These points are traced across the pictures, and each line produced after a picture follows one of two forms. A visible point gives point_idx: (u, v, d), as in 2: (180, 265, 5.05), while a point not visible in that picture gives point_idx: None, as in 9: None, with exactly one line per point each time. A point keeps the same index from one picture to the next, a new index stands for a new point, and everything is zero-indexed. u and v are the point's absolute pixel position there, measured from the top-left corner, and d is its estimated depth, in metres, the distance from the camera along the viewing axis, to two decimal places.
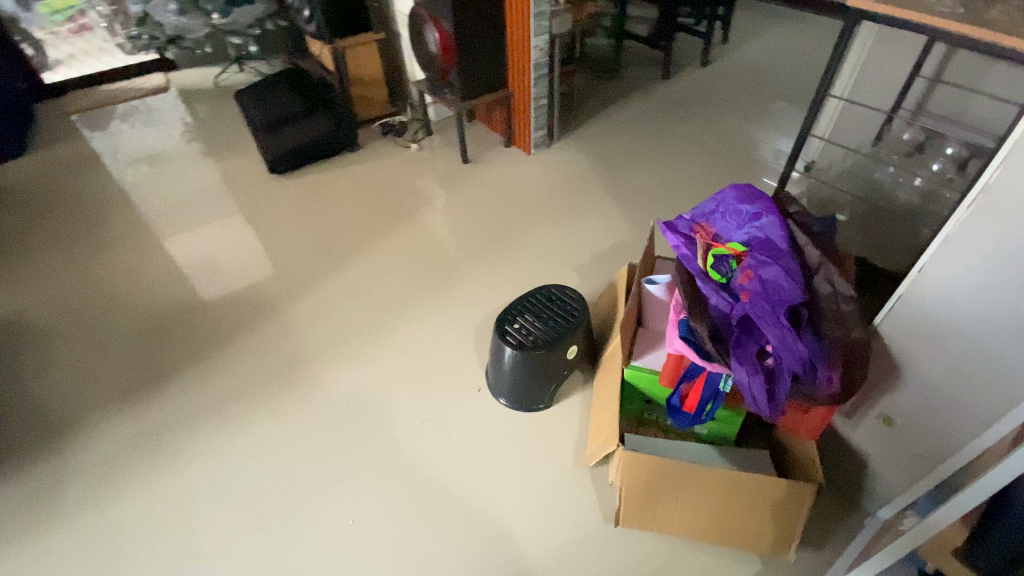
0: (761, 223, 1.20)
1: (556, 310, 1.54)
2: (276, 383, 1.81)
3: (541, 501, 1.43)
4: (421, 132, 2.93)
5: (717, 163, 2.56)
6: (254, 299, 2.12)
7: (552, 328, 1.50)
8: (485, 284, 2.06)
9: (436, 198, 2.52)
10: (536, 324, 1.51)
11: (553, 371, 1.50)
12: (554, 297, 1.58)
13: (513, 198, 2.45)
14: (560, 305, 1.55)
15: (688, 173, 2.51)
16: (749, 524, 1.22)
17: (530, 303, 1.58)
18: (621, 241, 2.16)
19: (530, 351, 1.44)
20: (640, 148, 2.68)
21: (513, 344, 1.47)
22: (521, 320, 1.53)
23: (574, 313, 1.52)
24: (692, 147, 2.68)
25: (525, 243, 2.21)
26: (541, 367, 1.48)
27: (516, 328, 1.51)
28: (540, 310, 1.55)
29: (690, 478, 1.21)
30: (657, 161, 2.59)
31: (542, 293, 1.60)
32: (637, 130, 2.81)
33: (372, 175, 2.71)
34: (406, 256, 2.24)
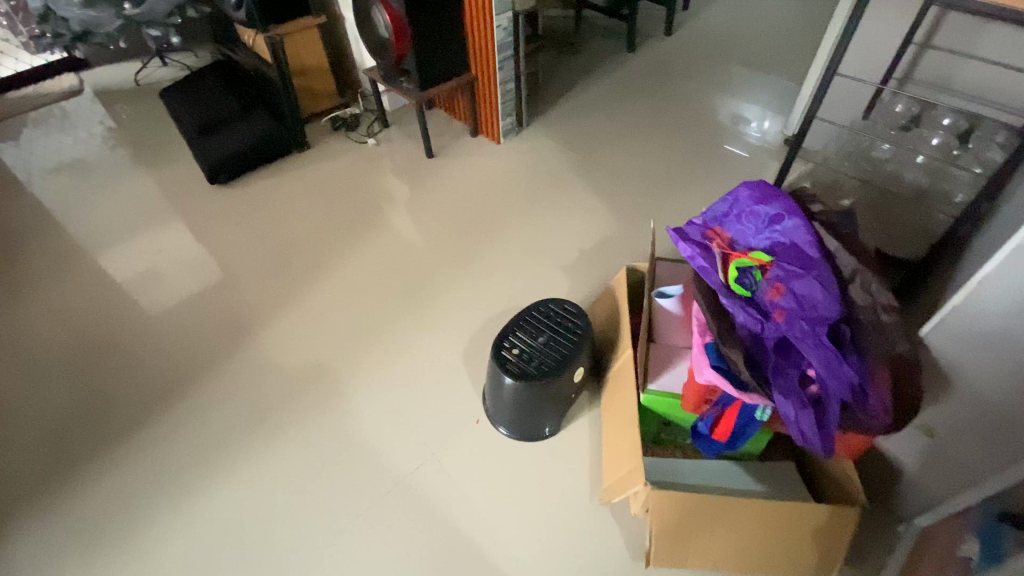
0: (784, 227, 1.08)
1: (555, 329, 1.39)
2: (246, 434, 1.60)
3: (561, 546, 1.30)
4: (377, 124, 2.67)
5: (698, 141, 2.42)
6: (209, 332, 1.87)
7: (554, 351, 1.35)
8: (467, 294, 1.88)
9: (403, 198, 2.29)
10: (536, 348, 1.36)
11: (557, 397, 1.36)
12: (551, 313, 1.42)
13: (487, 193, 2.26)
14: (560, 323, 1.40)
15: (669, 154, 2.37)
16: (789, 557, 1.11)
17: (525, 321, 1.41)
18: (607, 235, 2.01)
19: (532, 381, 1.29)
20: (615, 130, 2.52)
21: (513, 373, 1.31)
22: (518, 343, 1.37)
23: (576, 332, 1.38)
24: (670, 124, 2.53)
25: (505, 244, 2.04)
26: (545, 395, 1.33)
27: (514, 353, 1.35)
28: (538, 330, 1.39)
29: (723, 512, 1.10)
30: (635, 143, 2.43)
31: (537, 309, 1.44)
32: (610, 110, 2.64)
33: (329, 178, 2.45)
34: (376, 268, 2.03)
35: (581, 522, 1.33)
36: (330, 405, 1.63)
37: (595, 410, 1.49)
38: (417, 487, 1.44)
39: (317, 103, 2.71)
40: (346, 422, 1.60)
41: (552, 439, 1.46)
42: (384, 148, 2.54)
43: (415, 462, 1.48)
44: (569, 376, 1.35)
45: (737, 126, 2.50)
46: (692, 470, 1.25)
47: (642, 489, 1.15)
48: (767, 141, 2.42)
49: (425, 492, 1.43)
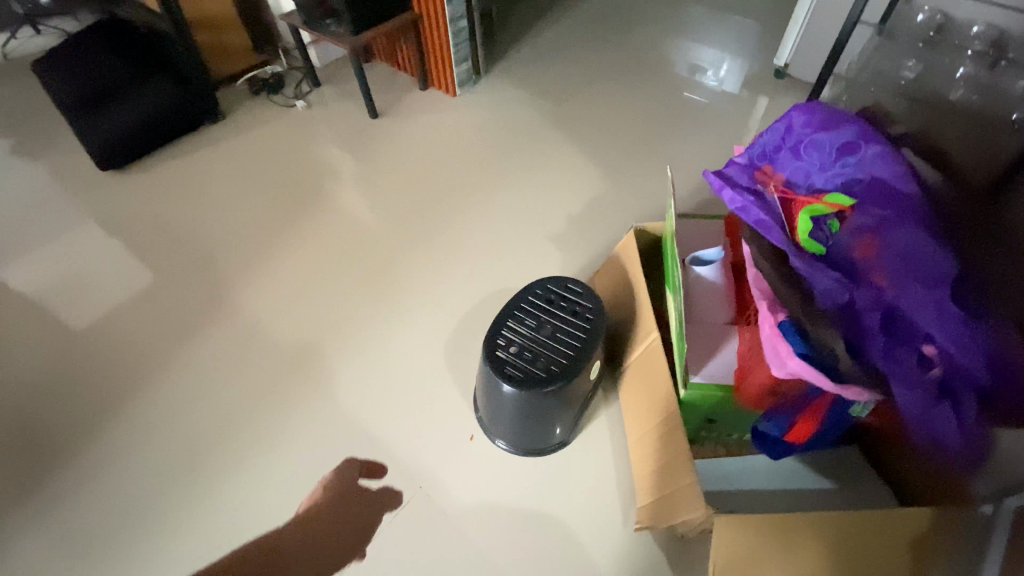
0: (860, 159, 0.82)
1: (560, 317, 1.10)
2: (178, 484, 1.25)
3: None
4: (305, 84, 2.24)
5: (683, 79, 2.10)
6: (115, 355, 1.48)
7: (563, 344, 1.07)
8: (437, 279, 1.56)
9: (347, 171, 1.92)
10: (540, 343, 1.07)
11: (572, 399, 1.09)
12: (552, 297, 1.13)
13: (447, 157, 1.91)
14: (565, 308, 1.11)
15: (654, 95, 2.07)
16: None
17: (521, 309, 1.12)
18: (595, 195, 1.71)
19: (541, 387, 1.01)
20: (588, 71, 2.18)
21: (514, 379, 1.02)
22: (516, 339, 1.08)
23: (587, 317, 1.10)
24: (649, 61, 2.22)
25: (478, 215, 1.71)
26: (557, 401, 1.06)
27: (513, 353, 1.06)
28: (539, 319, 1.10)
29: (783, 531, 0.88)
30: (615, 82, 2.10)
31: (533, 292, 1.14)
32: (579, 50, 2.29)
33: (254, 151, 2.02)
34: (322, 256, 1.66)
35: (616, 552, 1.08)
36: (281, 435, 1.30)
37: (614, 410, 1.23)
38: (403, 530, 1.15)
39: (229, 64, 2.23)
40: (306, 453, 1.27)
41: (566, 452, 1.19)
42: (317, 111, 2.12)
43: (397, 495, 1.19)
44: (585, 376, 1.08)
45: (725, 60, 2.20)
46: (747, 475, 1.02)
47: (698, 513, 0.91)
48: (757, 73, 2.14)
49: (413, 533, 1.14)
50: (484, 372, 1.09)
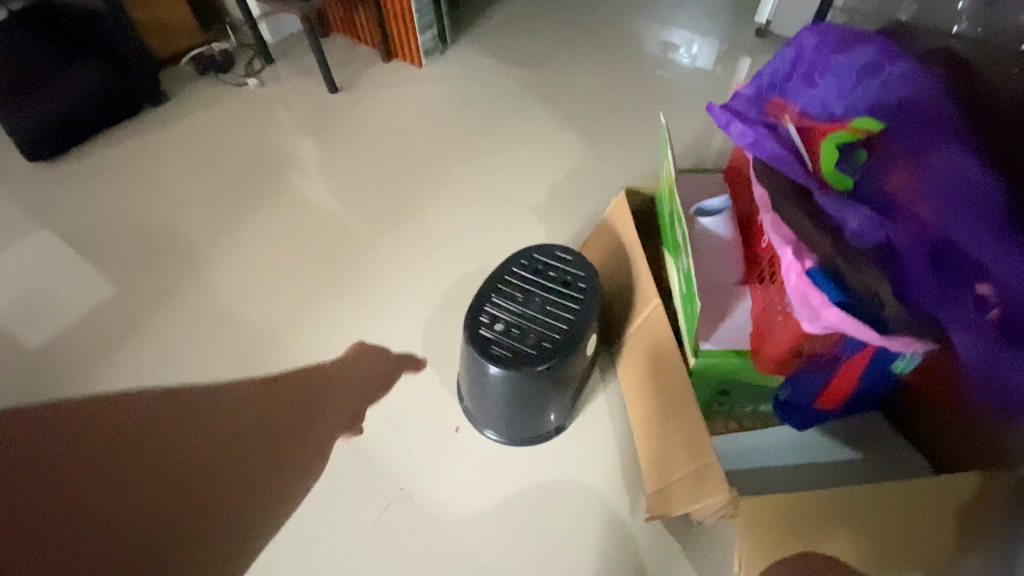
0: (890, 78, 0.71)
1: (550, 288, 0.98)
2: (129, 503, 1.11)
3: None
4: (258, 61, 2.06)
5: (656, 47, 1.92)
6: (56, 363, 1.33)
7: (555, 318, 0.94)
8: (411, 260, 1.43)
9: (307, 150, 1.76)
10: (529, 318, 0.95)
11: (566, 379, 0.98)
12: (539, 267, 1.00)
13: (416, 131, 1.77)
14: (554, 278, 0.99)
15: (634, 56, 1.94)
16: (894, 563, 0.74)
17: (505, 283, 0.99)
18: (577, 162, 1.59)
19: (532, 367, 0.89)
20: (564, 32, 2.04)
21: (502, 361, 0.90)
22: (501, 315, 0.95)
23: (579, 287, 0.97)
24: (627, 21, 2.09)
25: (453, 191, 1.58)
26: (550, 383, 0.94)
27: (499, 331, 0.93)
28: (526, 292, 0.98)
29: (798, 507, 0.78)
30: (592, 42, 1.97)
31: (518, 262, 1.01)
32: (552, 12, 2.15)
33: (204, 134, 1.85)
34: (285, 241, 1.52)
35: (620, 549, 0.97)
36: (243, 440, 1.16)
37: (613, 390, 1.12)
38: (384, 540, 1.03)
39: (172, 40, 2.03)
40: (272, 458, 1.13)
41: (563, 440, 1.07)
42: (271, 89, 1.95)
43: (377, 498, 1.07)
44: (580, 354, 0.96)
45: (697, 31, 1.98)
46: (765, 452, 0.91)
47: (717, 498, 0.80)
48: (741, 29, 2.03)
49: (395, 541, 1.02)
50: (466, 356, 0.96)
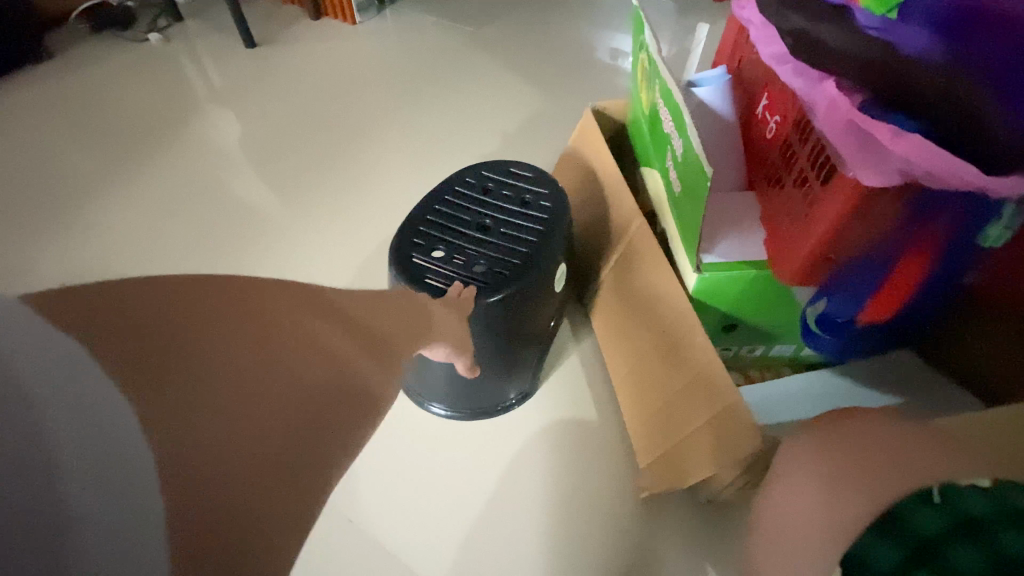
0: None
1: (505, 208, 0.76)
2: None
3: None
4: (165, 19, 1.79)
5: (606, 55, 1.56)
6: None
7: (512, 242, 0.72)
8: (338, 226, 1.24)
9: (218, 106, 1.52)
10: (478, 243, 0.72)
11: (529, 327, 0.76)
12: (489, 186, 0.79)
13: (348, 85, 1.55)
14: (509, 198, 0.78)
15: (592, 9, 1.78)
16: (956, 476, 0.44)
17: (446, 204, 0.77)
18: (530, 113, 1.42)
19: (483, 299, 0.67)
20: None
21: (441, 291, 0.66)
22: (440, 240, 0.72)
23: (542, 206, 0.76)
24: None
25: (389, 150, 1.38)
26: (507, 324, 0.71)
27: (439, 256, 0.70)
28: (472, 214, 0.76)
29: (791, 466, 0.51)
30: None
31: (463, 181, 0.80)
32: None
33: (91, 93, 1.57)
34: (185, 209, 1.29)
35: (601, 544, 0.74)
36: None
37: (585, 350, 0.90)
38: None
39: None
40: None
41: (525, 411, 0.85)
42: (180, 46, 1.70)
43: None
44: (545, 291, 0.75)
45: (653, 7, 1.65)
46: (787, 402, 0.70)
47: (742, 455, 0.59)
48: None
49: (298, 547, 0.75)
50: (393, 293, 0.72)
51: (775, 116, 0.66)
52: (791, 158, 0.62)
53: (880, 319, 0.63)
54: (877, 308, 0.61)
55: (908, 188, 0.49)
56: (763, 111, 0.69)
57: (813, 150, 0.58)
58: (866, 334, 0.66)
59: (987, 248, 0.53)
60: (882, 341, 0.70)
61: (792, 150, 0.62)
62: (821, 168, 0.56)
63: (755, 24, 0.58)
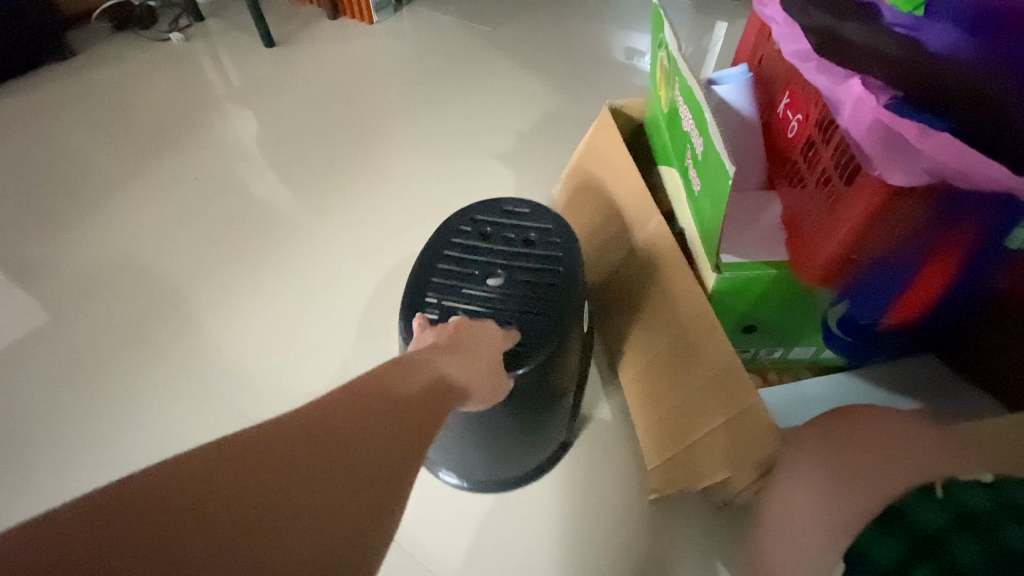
0: None
1: (510, 252, 0.72)
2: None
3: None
4: (185, 19, 1.82)
5: (621, 54, 1.56)
6: None
7: (530, 291, 0.68)
8: (352, 223, 1.25)
9: (236, 105, 1.53)
10: (494, 298, 0.67)
11: (562, 382, 0.71)
12: (487, 231, 0.75)
13: (364, 85, 1.56)
14: (512, 239, 0.73)
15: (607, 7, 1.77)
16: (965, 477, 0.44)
17: (444, 261, 0.71)
18: (544, 112, 1.42)
19: (514, 366, 0.62)
20: None
21: None
22: (455, 306, 0.66)
23: (550, 243, 0.73)
24: None
25: (402, 148, 1.39)
26: (541, 385, 0.66)
27: (455, 323, 0.65)
28: (478, 266, 0.71)
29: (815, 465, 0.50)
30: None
31: (456, 232, 0.75)
32: None
33: (113, 92, 1.59)
34: (203, 207, 1.31)
35: (614, 544, 0.74)
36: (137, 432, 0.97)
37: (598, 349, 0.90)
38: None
39: None
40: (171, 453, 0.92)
41: None
42: (199, 46, 1.72)
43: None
44: (575, 339, 0.70)
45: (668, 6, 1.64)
46: (806, 402, 0.70)
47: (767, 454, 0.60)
48: None
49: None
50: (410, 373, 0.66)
51: (798, 114, 0.65)
52: (814, 158, 0.61)
53: (902, 321, 0.62)
54: (900, 311, 0.60)
55: (931, 189, 0.48)
56: (785, 110, 0.68)
57: (837, 149, 0.57)
58: (888, 337, 0.65)
59: (1017, 251, 0.52)
60: (905, 345, 0.68)
61: (814, 149, 0.61)
62: (846, 167, 0.55)
63: (777, 19, 0.56)
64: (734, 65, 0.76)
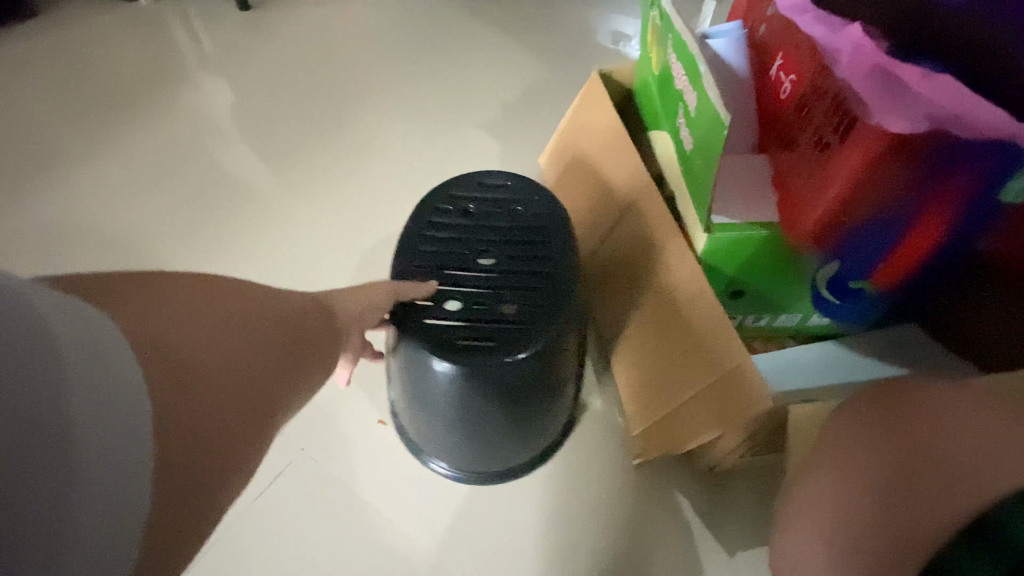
0: None
1: (497, 230, 0.69)
2: None
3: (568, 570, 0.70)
4: None
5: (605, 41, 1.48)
6: None
7: (523, 272, 0.66)
8: (328, 195, 1.21)
9: (208, 70, 1.47)
10: (487, 282, 0.65)
11: (565, 368, 0.68)
12: (471, 208, 0.71)
13: (343, 52, 1.50)
14: (499, 216, 0.70)
15: None
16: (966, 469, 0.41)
17: (426, 244, 0.67)
18: (528, 84, 1.38)
19: (515, 354, 0.60)
20: None
21: (477, 348, 0.60)
22: (445, 291, 0.64)
23: (541, 220, 0.70)
24: None
25: (381, 119, 1.35)
26: (544, 372, 0.64)
27: (452, 312, 0.62)
28: (465, 247, 0.67)
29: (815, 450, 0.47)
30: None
31: (437, 209, 0.70)
32: None
33: (76, 52, 1.51)
34: (174, 175, 1.26)
35: (593, 517, 0.73)
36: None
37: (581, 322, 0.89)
38: (264, 518, 0.74)
39: None
40: None
41: None
42: (169, 6, 1.64)
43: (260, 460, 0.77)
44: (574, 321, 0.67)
45: None
46: (792, 369, 0.69)
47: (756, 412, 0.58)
48: None
49: (285, 515, 0.74)
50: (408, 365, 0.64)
51: (789, 75, 0.63)
52: (806, 117, 0.60)
53: (891, 283, 0.61)
54: (890, 272, 0.60)
55: (926, 141, 0.47)
56: (777, 71, 0.66)
57: (831, 107, 0.55)
58: (876, 301, 0.65)
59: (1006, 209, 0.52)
60: (892, 310, 0.68)
61: (806, 109, 0.60)
62: (839, 124, 0.54)
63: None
64: (726, 24, 0.74)
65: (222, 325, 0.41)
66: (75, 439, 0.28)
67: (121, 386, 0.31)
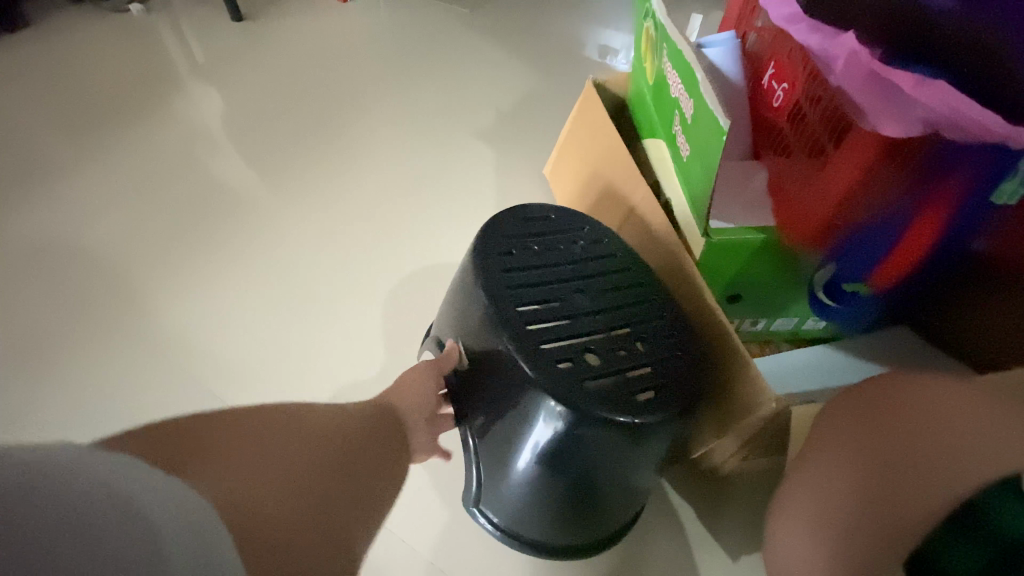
0: None
1: (574, 268, 0.64)
2: None
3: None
4: None
5: (594, 51, 1.51)
6: None
7: (632, 309, 0.61)
8: (324, 204, 1.21)
9: (201, 79, 1.47)
10: (601, 325, 0.59)
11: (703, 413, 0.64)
12: (535, 248, 0.65)
13: (337, 63, 1.50)
14: (568, 254, 0.65)
15: None
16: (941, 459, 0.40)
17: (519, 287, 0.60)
18: (522, 93, 1.40)
19: (684, 396, 0.55)
20: None
21: (648, 396, 0.54)
22: (571, 343, 0.56)
23: (614, 253, 0.66)
24: None
25: (376, 127, 1.35)
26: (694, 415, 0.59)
27: (591, 362, 0.55)
28: (557, 291, 0.61)
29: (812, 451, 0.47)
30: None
31: (500, 257, 0.63)
32: None
33: (67, 61, 1.50)
34: (165, 184, 1.25)
35: None
36: (93, 417, 0.92)
37: None
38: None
39: None
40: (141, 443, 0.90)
41: None
42: (162, 17, 1.64)
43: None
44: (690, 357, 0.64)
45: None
46: (789, 372, 0.70)
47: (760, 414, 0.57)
48: None
49: None
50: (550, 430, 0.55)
51: (783, 83, 0.65)
52: (800, 123, 0.61)
53: (889, 285, 0.62)
54: (886, 275, 0.61)
55: (919, 144, 0.48)
56: (770, 80, 0.68)
57: (825, 112, 0.57)
58: (872, 302, 0.66)
59: (998, 211, 0.53)
60: (886, 312, 0.69)
61: (801, 115, 0.61)
62: (834, 130, 0.55)
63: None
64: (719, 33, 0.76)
65: (255, 456, 0.43)
66: (137, 517, 0.27)
67: (175, 497, 0.30)
